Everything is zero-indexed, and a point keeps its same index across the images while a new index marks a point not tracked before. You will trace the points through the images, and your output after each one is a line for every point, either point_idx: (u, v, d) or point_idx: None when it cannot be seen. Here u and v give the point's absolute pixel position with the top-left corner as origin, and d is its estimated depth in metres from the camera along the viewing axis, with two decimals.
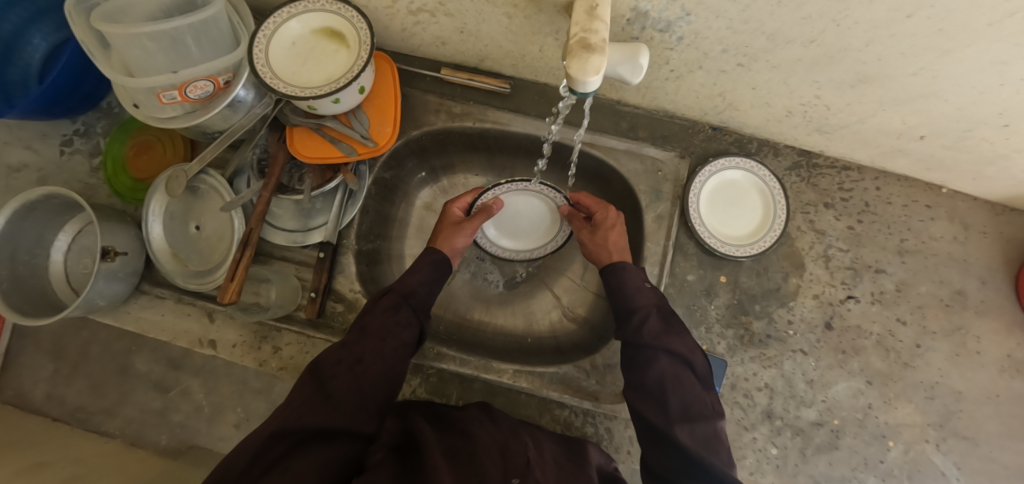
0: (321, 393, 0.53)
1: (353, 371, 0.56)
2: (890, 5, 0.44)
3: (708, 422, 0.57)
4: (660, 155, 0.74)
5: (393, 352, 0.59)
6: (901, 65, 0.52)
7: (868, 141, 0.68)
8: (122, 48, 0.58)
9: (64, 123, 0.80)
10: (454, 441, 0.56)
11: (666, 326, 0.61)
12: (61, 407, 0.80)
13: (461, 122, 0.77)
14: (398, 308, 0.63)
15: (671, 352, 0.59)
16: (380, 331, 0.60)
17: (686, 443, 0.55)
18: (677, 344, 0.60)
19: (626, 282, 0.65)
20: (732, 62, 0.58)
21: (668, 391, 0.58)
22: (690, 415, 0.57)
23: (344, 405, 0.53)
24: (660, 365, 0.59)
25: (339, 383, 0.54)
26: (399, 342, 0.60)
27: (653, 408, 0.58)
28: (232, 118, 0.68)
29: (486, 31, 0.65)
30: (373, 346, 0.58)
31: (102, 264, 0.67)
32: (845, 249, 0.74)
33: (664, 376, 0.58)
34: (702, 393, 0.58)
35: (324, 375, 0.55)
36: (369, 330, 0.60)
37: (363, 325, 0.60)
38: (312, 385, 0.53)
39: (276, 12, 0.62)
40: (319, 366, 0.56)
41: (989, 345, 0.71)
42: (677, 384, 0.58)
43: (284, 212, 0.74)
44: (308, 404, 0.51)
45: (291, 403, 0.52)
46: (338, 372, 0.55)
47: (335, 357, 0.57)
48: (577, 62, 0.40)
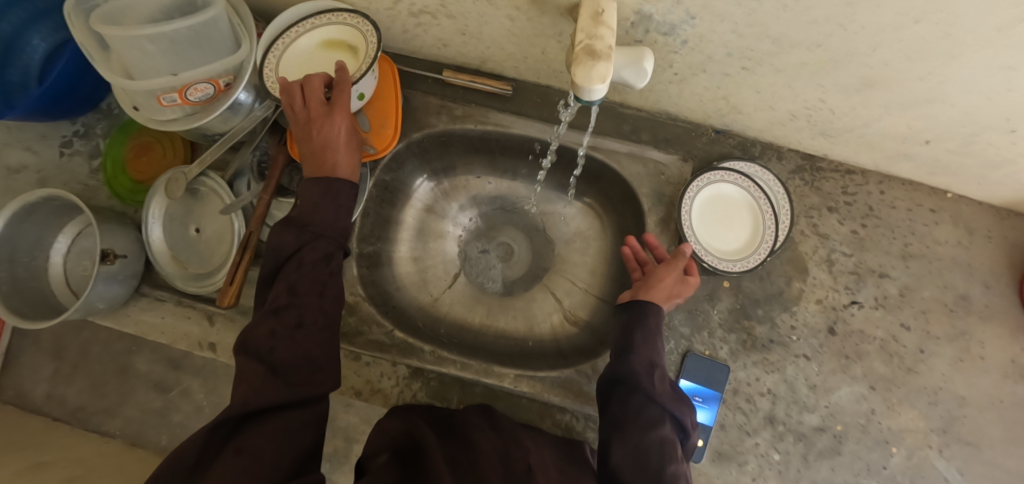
0: (265, 366, 0.50)
1: (295, 338, 0.52)
2: (898, 10, 0.43)
3: None
4: (662, 158, 0.74)
5: (332, 305, 0.56)
6: (908, 70, 0.51)
7: (872, 145, 0.68)
8: (122, 50, 0.57)
9: (64, 124, 0.80)
10: (455, 450, 0.57)
11: (674, 393, 0.61)
12: (61, 407, 0.80)
13: (462, 124, 0.76)
14: (330, 258, 0.57)
15: (677, 418, 0.60)
16: (313, 285, 0.55)
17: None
18: (684, 415, 0.60)
19: (659, 335, 0.63)
20: (736, 66, 0.58)
21: (666, 460, 0.56)
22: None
23: (292, 376, 0.51)
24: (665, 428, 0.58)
25: (283, 353, 0.51)
26: (334, 292, 0.56)
27: (644, 468, 0.56)
28: (233, 120, 0.67)
29: (488, 33, 0.64)
30: (310, 303, 0.54)
31: (101, 267, 0.67)
32: (849, 253, 0.73)
33: (666, 439, 0.57)
34: (685, 464, 0.58)
35: (263, 349, 0.51)
36: (300, 288, 0.54)
37: (289, 280, 0.54)
38: (253, 363, 0.50)
39: (298, 23, 0.65)
40: (251, 337, 0.52)
41: (993, 350, 0.71)
42: (673, 451, 0.57)
43: (284, 214, 0.74)
44: (257, 383, 0.48)
45: (240, 387, 0.49)
46: (278, 343, 0.51)
47: (267, 328, 0.52)
48: (582, 69, 0.40)
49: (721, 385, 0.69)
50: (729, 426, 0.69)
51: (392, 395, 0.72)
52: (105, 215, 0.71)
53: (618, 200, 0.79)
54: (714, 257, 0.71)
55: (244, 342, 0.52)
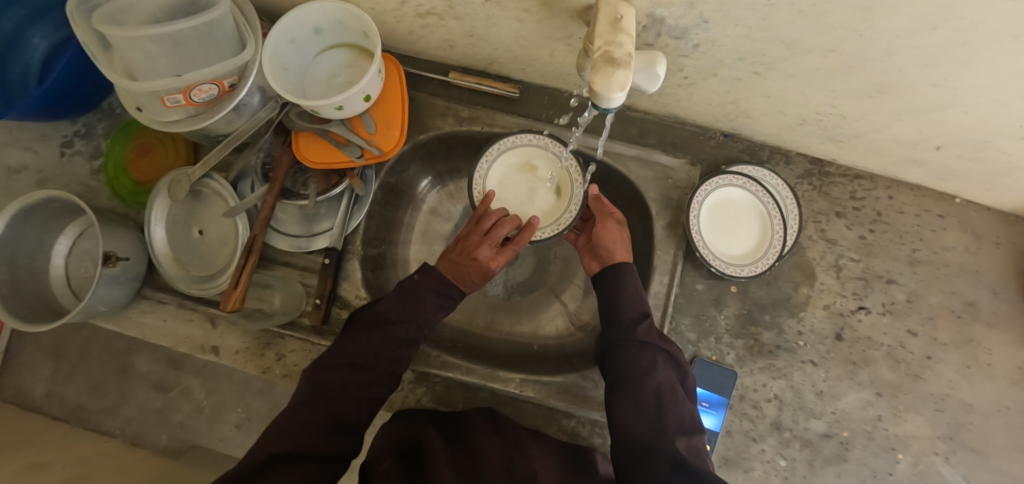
0: (323, 414, 0.54)
1: (360, 397, 0.57)
2: (915, 17, 0.43)
3: (699, 439, 0.58)
4: (670, 162, 0.73)
5: (396, 379, 0.60)
6: (921, 77, 0.51)
7: (881, 150, 0.68)
8: (124, 50, 0.57)
9: (64, 123, 0.79)
10: (460, 456, 0.57)
11: (663, 338, 0.63)
12: (62, 406, 0.79)
13: (469, 126, 0.75)
14: (410, 343, 0.62)
15: (671, 361, 0.62)
16: (391, 360, 0.60)
17: (681, 451, 0.55)
18: (675, 354, 0.62)
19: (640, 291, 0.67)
20: (747, 70, 0.57)
21: (666, 402, 0.58)
22: (686, 428, 0.57)
23: (338, 431, 0.54)
24: (662, 373, 0.60)
25: (344, 407, 0.56)
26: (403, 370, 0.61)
27: (648, 417, 0.58)
28: (236, 122, 0.67)
29: (495, 34, 0.64)
30: (382, 375, 0.59)
31: (103, 270, 0.66)
32: (857, 259, 0.73)
33: (664, 383, 0.59)
34: (688, 404, 0.60)
35: (327, 395, 0.56)
36: (382, 359, 0.59)
37: (376, 349, 0.60)
38: (313, 405, 0.54)
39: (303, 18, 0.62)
40: (320, 379, 0.57)
41: (1000, 356, 0.71)
42: (673, 392, 0.59)
43: (288, 217, 0.73)
44: (311, 425, 0.53)
45: (292, 425, 0.52)
46: (342, 395, 0.56)
47: (338, 378, 0.57)
48: (602, 77, 0.39)
49: (727, 391, 0.69)
50: (735, 432, 0.69)
51: (396, 400, 0.72)
52: (106, 217, 0.70)
53: (625, 204, 0.79)
54: (721, 262, 0.71)
55: (312, 380, 0.57)
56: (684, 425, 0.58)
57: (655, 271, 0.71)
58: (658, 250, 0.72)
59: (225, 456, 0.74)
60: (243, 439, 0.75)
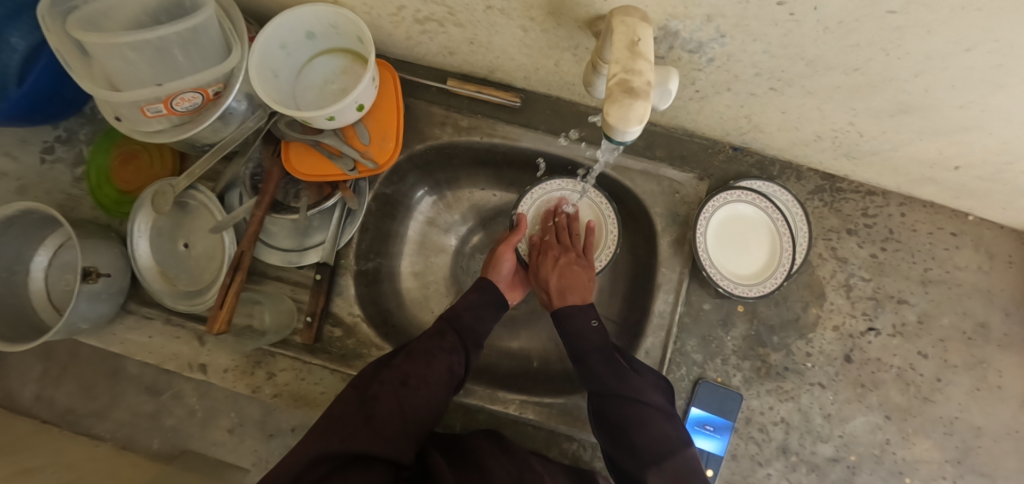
0: (361, 413, 0.53)
1: (397, 393, 0.56)
2: (949, 38, 0.40)
3: (676, 459, 0.56)
4: (678, 177, 0.71)
5: (437, 378, 0.58)
6: (948, 98, 0.48)
7: (897, 168, 0.65)
8: (102, 57, 0.53)
9: (45, 128, 0.75)
10: (469, 477, 0.54)
11: (615, 369, 0.61)
12: (50, 410, 0.76)
13: (469, 136, 0.73)
14: (443, 334, 0.62)
15: (629, 390, 0.59)
16: (427, 352, 0.60)
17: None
18: (635, 387, 0.59)
19: (587, 326, 0.65)
20: (764, 86, 0.54)
21: (634, 434, 0.58)
22: (661, 454, 0.57)
23: (382, 428, 0.53)
24: (623, 408, 0.58)
25: (382, 406, 0.54)
26: (444, 367, 0.59)
27: (624, 453, 0.58)
28: (224, 131, 0.63)
29: (498, 42, 0.60)
30: (417, 369, 0.58)
31: (84, 286, 0.63)
32: (868, 278, 0.71)
33: (626, 417, 0.58)
34: (664, 425, 0.58)
35: (368, 395, 0.55)
36: (415, 353, 0.59)
37: (410, 348, 0.60)
38: (354, 407, 0.54)
39: (294, 18, 0.59)
40: (362, 383, 0.57)
41: (1011, 379, 0.69)
42: (641, 423, 0.58)
43: (280, 229, 0.70)
44: (350, 426, 0.52)
45: (330, 427, 0.52)
46: (381, 394, 0.55)
47: (380, 378, 0.57)
48: (617, 109, 0.36)
49: (733, 413, 0.67)
50: (741, 456, 0.67)
51: None
52: (87, 229, 0.67)
53: (630, 218, 0.76)
54: (729, 282, 0.68)
55: (357, 384, 0.57)
56: (656, 452, 0.56)
57: (660, 289, 0.69)
58: (664, 267, 0.69)
59: (220, 462, 0.71)
60: (235, 445, 0.73)
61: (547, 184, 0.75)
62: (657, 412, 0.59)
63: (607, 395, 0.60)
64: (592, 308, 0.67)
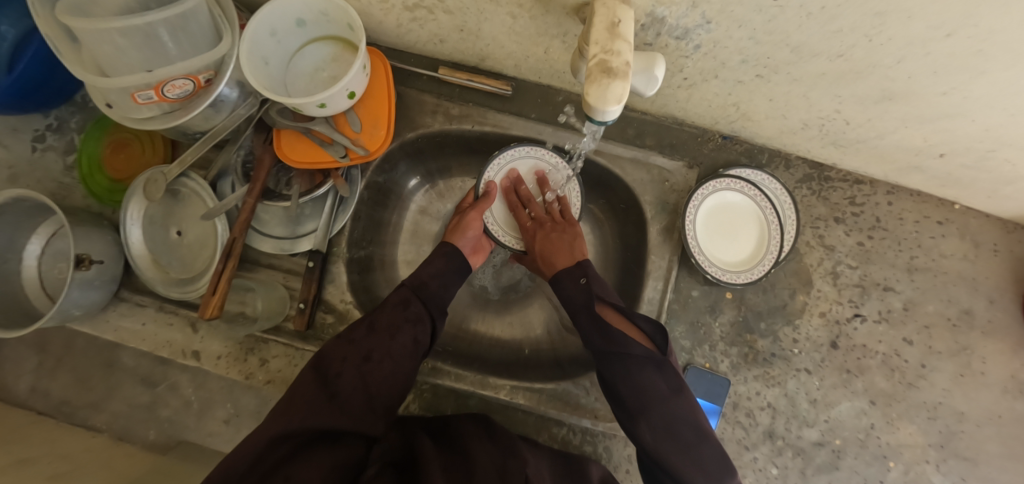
0: (324, 393, 0.53)
1: (359, 371, 0.56)
2: (929, 23, 0.41)
3: (663, 409, 0.57)
4: (667, 165, 0.71)
5: (402, 352, 0.59)
6: (931, 85, 0.49)
7: (884, 156, 0.66)
8: (91, 43, 0.53)
9: (35, 116, 0.75)
10: (453, 462, 0.55)
11: (601, 326, 0.60)
12: (46, 401, 0.76)
13: (460, 125, 0.73)
14: (407, 303, 0.62)
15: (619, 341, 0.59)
16: (390, 325, 0.59)
17: (645, 438, 0.57)
18: (618, 339, 0.59)
19: (575, 285, 0.65)
20: (750, 73, 0.55)
21: (621, 385, 0.58)
22: (646, 405, 0.57)
23: (347, 407, 0.53)
24: (611, 362, 0.59)
25: (345, 384, 0.54)
26: (408, 339, 0.60)
27: (615, 403, 0.60)
28: (215, 118, 0.64)
29: (487, 30, 0.60)
30: (381, 343, 0.58)
31: (76, 273, 0.63)
32: (855, 266, 0.72)
33: (613, 369, 0.59)
34: (651, 376, 0.58)
35: (330, 373, 0.55)
36: (378, 327, 0.59)
37: (371, 321, 0.59)
38: (315, 386, 0.53)
39: (287, 7, 0.59)
40: (322, 361, 0.56)
41: (994, 365, 0.70)
42: (629, 375, 0.58)
43: (272, 217, 0.71)
44: (312, 404, 0.52)
45: (288, 404, 0.52)
46: (343, 372, 0.55)
47: (341, 354, 0.57)
48: (596, 88, 0.37)
49: (721, 399, 0.69)
50: (728, 440, 0.69)
51: None
52: (79, 218, 0.67)
53: (621, 207, 0.77)
54: (717, 269, 0.69)
55: (319, 358, 0.56)
56: (647, 404, 0.57)
57: (650, 277, 0.70)
58: (653, 255, 0.70)
59: (216, 452, 0.72)
60: (232, 435, 0.74)
61: (515, 150, 0.73)
62: (648, 363, 0.58)
63: (601, 353, 0.60)
64: (580, 267, 0.67)
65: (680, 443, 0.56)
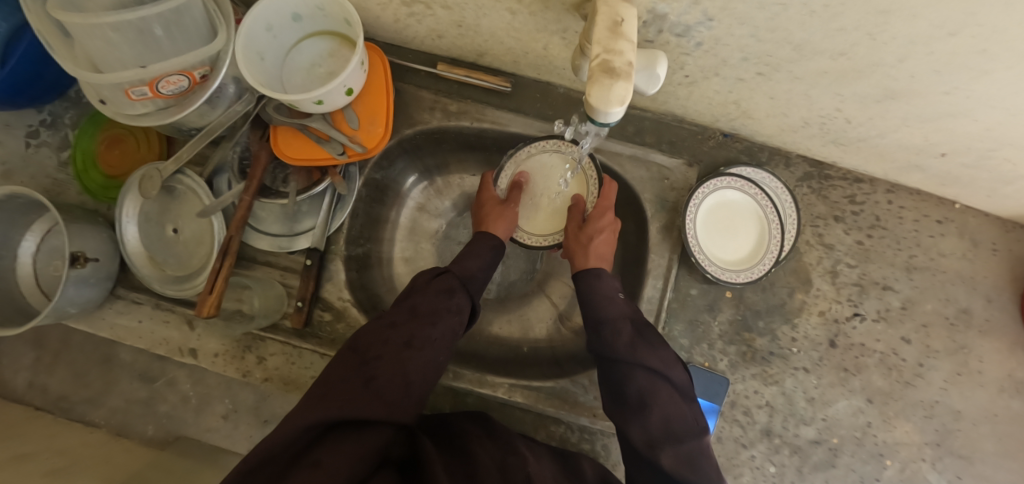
0: (362, 376, 0.51)
1: (400, 356, 0.54)
2: (933, 22, 0.40)
3: (692, 441, 0.55)
4: (667, 163, 0.71)
5: (440, 340, 0.58)
6: (933, 83, 0.48)
7: (885, 155, 0.66)
8: (84, 39, 0.52)
9: (29, 112, 0.74)
10: (455, 460, 0.55)
11: (640, 341, 0.58)
12: (44, 397, 0.76)
13: (458, 122, 0.72)
14: (451, 293, 0.62)
15: (649, 362, 0.57)
16: (431, 312, 0.59)
17: (668, 467, 0.54)
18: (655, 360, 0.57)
19: (612, 298, 0.62)
20: (751, 71, 0.54)
21: (652, 408, 0.56)
22: (674, 434, 0.55)
23: (384, 393, 0.51)
24: (645, 379, 0.57)
25: (384, 368, 0.52)
26: (447, 328, 0.59)
27: (636, 425, 0.56)
28: (210, 114, 0.63)
29: (486, 25, 0.60)
30: (423, 329, 0.57)
31: (72, 271, 0.62)
32: (853, 265, 0.72)
33: (644, 391, 0.56)
34: (678, 401, 0.57)
35: (368, 356, 0.53)
36: (419, 312, 0.58)
37: (412, 306, 0.59)
38: (354, 370, 0.52)
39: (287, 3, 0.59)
40: (360, 344, 0.55)
41: (991, 364, 0.70)
42: (661, 402, 0.56)
43: (268, 214, 0.70)
44: (351, 390, 0.49)
45: (327, 390, 0.50)
46: (384, 355, 0.53)
47: (380, 338, 0.55)
48: (598, 89, 0.36)
49: (719, 397, 0.69)
50: (725, 438, 0.69)
51: None
52: (74, 214, 0.66)
53: (620, 204, 0.76)
54: (716, 267, 0.69)
55: (355, 342, 0.55)
56: (669, 428, 0.55)
57: (648, 275, 0.70)
58: (652, 253, 0.70)
59: (214, 448, 0.72)
60: (230, 430, 0.74)
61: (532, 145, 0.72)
62: (675, 389, 0.58)
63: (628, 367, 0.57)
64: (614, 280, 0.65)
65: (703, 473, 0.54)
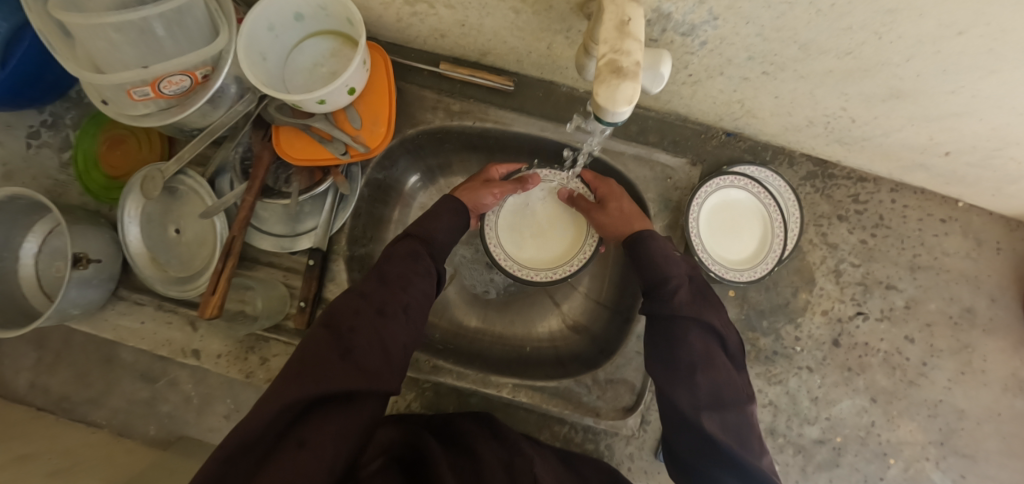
0: (339, 349, 0.50)
1: (375, 325, 0.54)
2: (941, 21, 0.40)
3: (736, 410, 0.56)
4: (671, 163, 0.71)
5: (415, 306, 0.58)
6: (939, 83, 0.48)
7: (889, 154, 0.65)
8: (85, 39, 0.52)
9: (30, 112, 0.74)
10: (460, 460, 0.57)
11: (701, 300, 0.60)
12: (46, 397, 0.76)
13: (461, 121, 0.72)
14: (420, 258, 0.61)
15: (705, 324, 0.58)
16: (403, 278, 0.59)
17: (711, 432, 0.54)
18: (714, 321, 0.59)
19: (673, 253, 0.62)
20: (756, 70, 0.54)
21: (700, 373, 0.56)
22: (720, 402, 0.56)
23: (364, 365, 0.51)
24: (697, 342, 0.57)
25: (361, 337, 0.52)
26: (420, 292, 0.59)
27: (682, 391, 0.56)
28: (212, 115, 0.63)
29: (489, 25, 0.59)
30: (394, 296, 0.57)
31: (74, 272, 0.62)
32: (857, 264, 0.72)
33: (696, 354, 0.57)
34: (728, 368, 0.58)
35: (342, 328, 0.53)
36: (390, 279, 0.58)
37: (383, 274, 0.58)
38: (330, 343, 0.51)
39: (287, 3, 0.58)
40: (335, 317, 0.54)
41: (995, 364, 0.70)
42: (711, 366, 0.57)
43: (271, 215, 0.70)
44: (331, 362, 0.49)
45: (305, 364, 0.48)
46: (358, 326, 0.53)
47: (352, 308, 0.55)
48: (605, 89, 0.36)
49: None
50: None
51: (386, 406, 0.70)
52: (75, 215, 0.66)
53: None
54: (720, 266, 0.69)
55: (330, 314, 0.55)
56: (713, 391, 0.56)
57: None
58: None
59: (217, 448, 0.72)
60: None
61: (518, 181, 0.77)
62: (724, 356, 0.59)
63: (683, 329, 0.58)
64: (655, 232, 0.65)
65: (743, 442, 0.55)
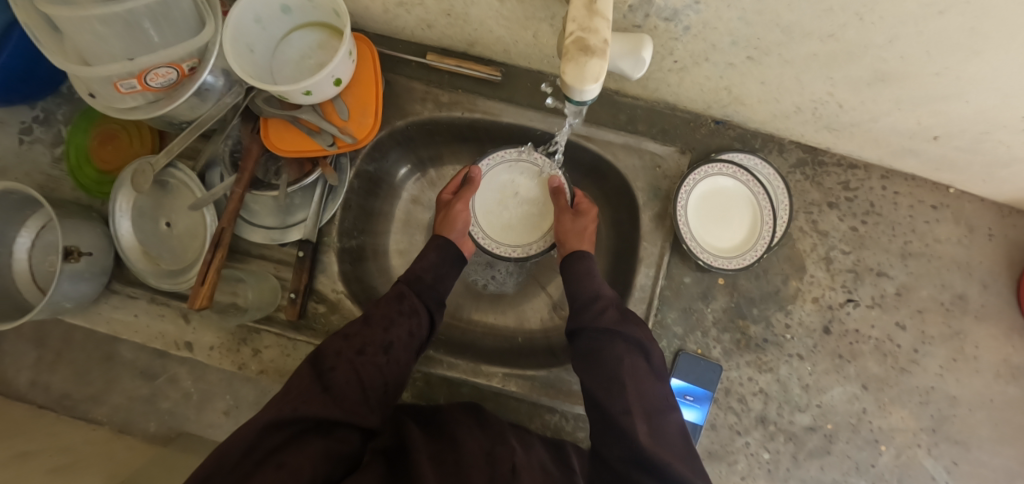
0: (321, 385, 0.54)
1: (353, 363, 0.56)
2: (921, 1, 0.40)
3: (662, 416, 0.57)
4: (659, 150, 0.71)
5: (398, 344, 0.60)
6: (924, 65, 0.48)
7: (878, 140, 0.65)
8: (72, 32, 0.52)
9: (22, 108, 0.74)
10: (441, 447, 0.56)
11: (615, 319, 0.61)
12: (47, 395, 0.77)
13: (449, 112, 0.72)
14: (403, 297, 0.63)
15: (626, 341, 0.60)
16: (386, 317, 0.60)
17: (643, 443, 0.54)
18: (633, 336, 0.60)
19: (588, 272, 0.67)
20: (741, 55, 0.54)
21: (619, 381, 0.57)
22: (648, 409, 0.57)
23: (343, 399, 0.54)
24: (613, 353, 0.59)
25: (339, 375, 0.55)
26: (404, 332, 0.60)
27: (610, 403, 0.57)
28: (200, 107, 0.63)
29: (474, 14, 0.59)
30: (375, 335, 0.59)
31: (66, 265, 0.63)
32: (848, 251, 0.72)
33: (612, 364, 0.58)
34: (650, 383, 0.58)
35: (324, 365, 0.56)
36: (373, 319, 0.60)
37: (367, 315, 0.60)
38: (310, 378, 0.54)
39: None
40: (320, 355, 0.57)
41: (987, 350, 0.70)
42: (629, 375, 0.58)
43: (262, 208, 0.70)
44: (309, 395, 0.52)
45: (285, 396, 0.52)
46: (338, 364, 0.56)
47: (336, 347, 0.57)
48: (573, 67, 0.36)
49: (713, 384, 0.69)
50: (720, 426, 0.69)
51: None
52: (67, 209, 0.67)
53: (613, 193, 0.76)
54: (709, 254, 0.69)
55: (316, 354, 0.57)
56: (635, 392, 0.57)
57: (642, 264, 0.69)
58: (645, 242, 0.70)
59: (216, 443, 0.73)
60: (231, 427, 0.74)
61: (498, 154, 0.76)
62: (645, 369, 0.59)
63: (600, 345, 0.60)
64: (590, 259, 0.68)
65: (676, 451, 0.55)
